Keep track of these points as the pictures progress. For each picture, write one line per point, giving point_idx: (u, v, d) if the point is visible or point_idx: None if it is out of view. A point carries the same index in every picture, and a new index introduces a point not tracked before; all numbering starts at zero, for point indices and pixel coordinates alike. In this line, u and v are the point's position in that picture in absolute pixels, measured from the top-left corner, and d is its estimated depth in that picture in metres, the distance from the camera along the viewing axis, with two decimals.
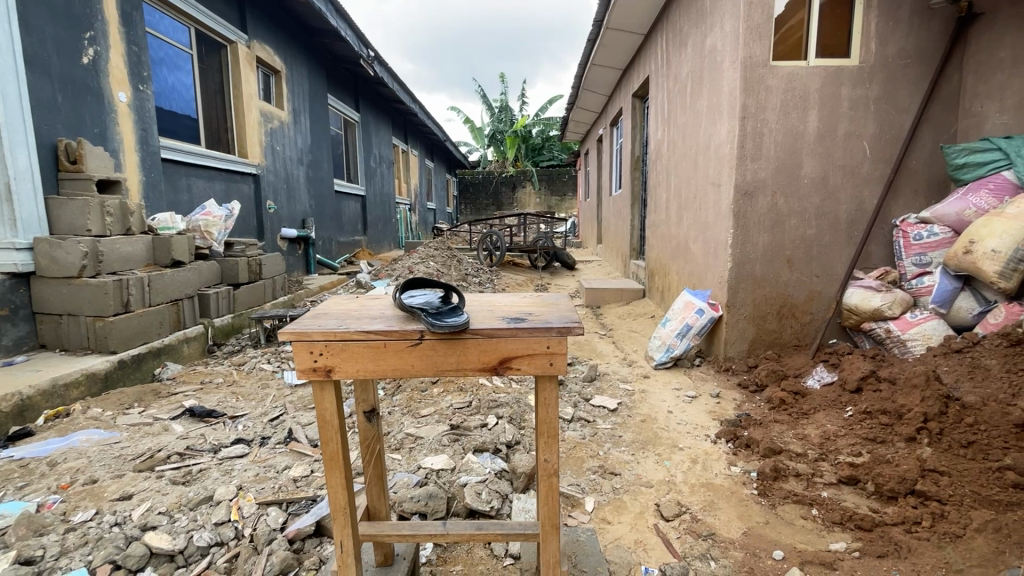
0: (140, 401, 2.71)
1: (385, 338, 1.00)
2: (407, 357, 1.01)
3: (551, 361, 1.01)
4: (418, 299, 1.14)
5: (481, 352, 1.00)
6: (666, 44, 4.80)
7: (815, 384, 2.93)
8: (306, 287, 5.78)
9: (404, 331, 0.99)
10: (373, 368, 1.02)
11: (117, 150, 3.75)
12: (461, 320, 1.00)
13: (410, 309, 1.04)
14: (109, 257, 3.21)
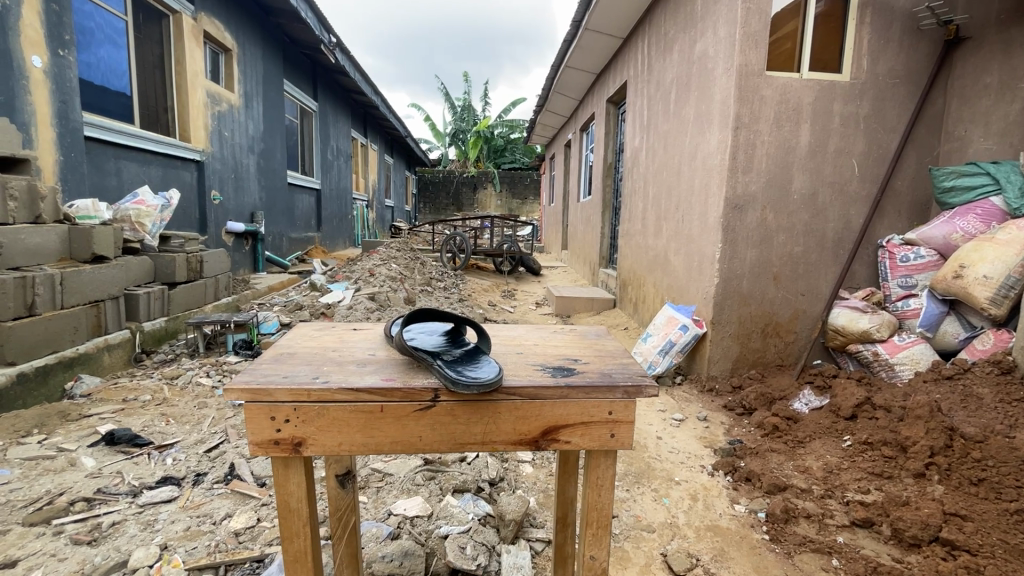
0: (42, 425, 2.24)
1: (382, 400, 0.86)
2: (412, 426, 0.88)
3: (613, 432, 0.93)
4: (424, 339, 1.01)
5: (519, 419, 0.89)
6: (648, 49, 4.67)
7: (803, 408, 2.81)
8: (253, 287, 5.24)
9: (415, 392, 0.86)
10: (361, 440, 0.88)
11: (29, 122, 3.19)
12: (488, 373, 0.88)
13: (420, 356, 0.88)
14: (11, 250, 2.70)
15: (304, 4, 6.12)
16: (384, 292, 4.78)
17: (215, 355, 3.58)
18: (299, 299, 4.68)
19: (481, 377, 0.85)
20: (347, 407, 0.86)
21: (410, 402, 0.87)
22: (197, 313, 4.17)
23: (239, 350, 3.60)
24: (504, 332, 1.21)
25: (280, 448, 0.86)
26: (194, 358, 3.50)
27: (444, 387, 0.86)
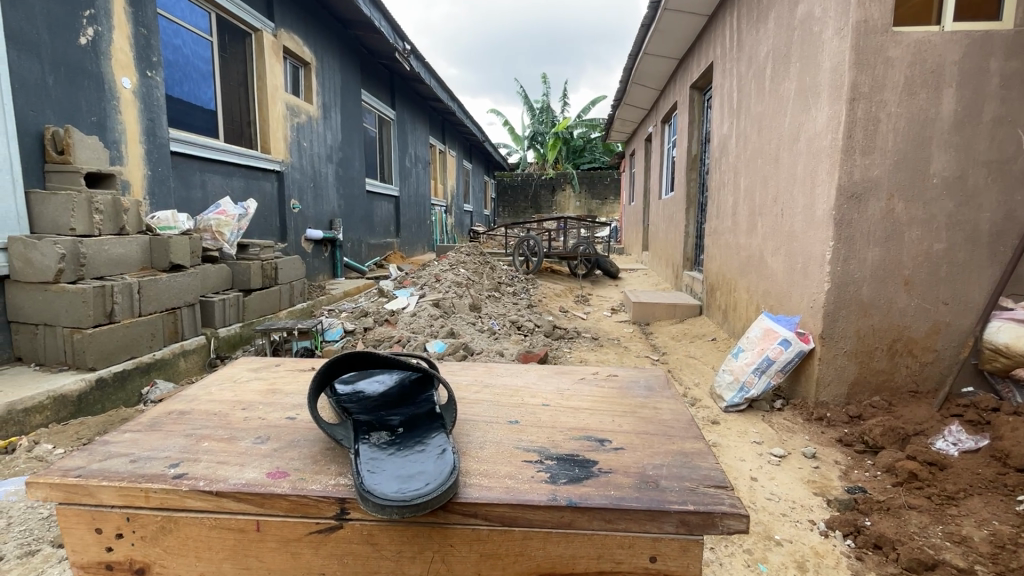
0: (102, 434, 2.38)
1: (258, 522, 0.82)
2: (297, 554, 0.83)
3: None
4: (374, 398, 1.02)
5: (491, 566, 0.81)
6: (738, 22, 4.11)
7: (952, 450, 2.19)
8: (328, 293, 5.37)
9: (323, 504, 0.80)
10: (226, 566, 0.85)
11: (118, 140, 3.39)
12: (423, 466, 0.80)
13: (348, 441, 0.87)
14: (94, 260, 2.83)
15: (378, 13, 6.19)
16: (451, 298, 4.64)
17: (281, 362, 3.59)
18: (365, 305, 4.67)
19: (410, 474, 0.78)
20: (205, 522, 0.83)
21: (300, 522, 0.82)
22: (271, 319, 4.28)
23: None
24: (588, 418, 1.08)
25: (106, 543, 0.86)
26: None
27: (353, 500, 0.79)
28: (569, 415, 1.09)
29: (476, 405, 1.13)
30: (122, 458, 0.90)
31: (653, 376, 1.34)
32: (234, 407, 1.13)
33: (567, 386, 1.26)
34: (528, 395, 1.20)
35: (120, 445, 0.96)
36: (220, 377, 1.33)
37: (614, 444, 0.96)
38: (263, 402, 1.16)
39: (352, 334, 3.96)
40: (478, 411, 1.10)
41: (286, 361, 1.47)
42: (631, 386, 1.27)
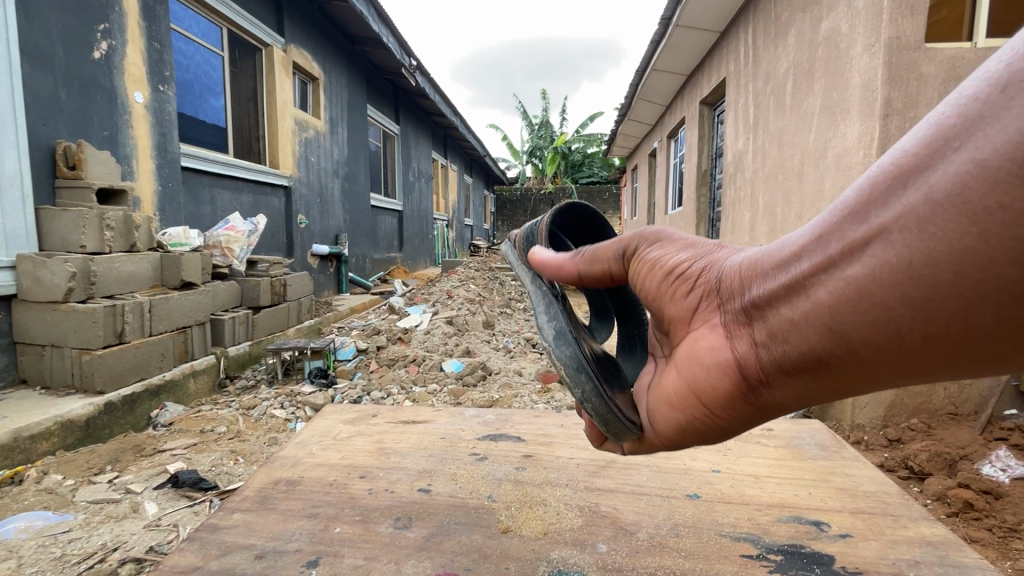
0: (113, 464, 2.25)
1: None
2: None
3: None
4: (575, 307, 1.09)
5: None
6: (753, 40, 4.12)
7: (1002, 476, 2.10)
8: (336, 309, 5.27)
9: None
10: None
11: (130, 155, 3.32)
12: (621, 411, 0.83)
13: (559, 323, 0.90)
14: (104, 279, 2.73)
15: (387, 29, 6.21)
16: (463, 316, 4.57)
17: (293, 383, 3.47)
18: (377, 323, 4.58)
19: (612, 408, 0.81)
20: None
21: None
22: (280, 337, 4.17)
23: (313, 379, 3.38)
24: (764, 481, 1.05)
25: None
26: (271, 387, 3.40)
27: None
28: (756, 487, 0.95)
29: (639, 474, 0.99)
30: (244, 555, 0.75)
31: (816, 430, 1.20)
32: (351, 473, 0.99)
33: (725, 445, 1.13)
34: (686, 456, 1.07)
35: (232, 534, 0.80)
36: (317, 433, 1.18)
37: (833, 529, 0.82)
38: (383, 465, 1.01)
39: (365, 353, 3.86)
40: (646, 480, 0.97)
41: (385, 411, 1.33)
42: (801, 443, 1.13)
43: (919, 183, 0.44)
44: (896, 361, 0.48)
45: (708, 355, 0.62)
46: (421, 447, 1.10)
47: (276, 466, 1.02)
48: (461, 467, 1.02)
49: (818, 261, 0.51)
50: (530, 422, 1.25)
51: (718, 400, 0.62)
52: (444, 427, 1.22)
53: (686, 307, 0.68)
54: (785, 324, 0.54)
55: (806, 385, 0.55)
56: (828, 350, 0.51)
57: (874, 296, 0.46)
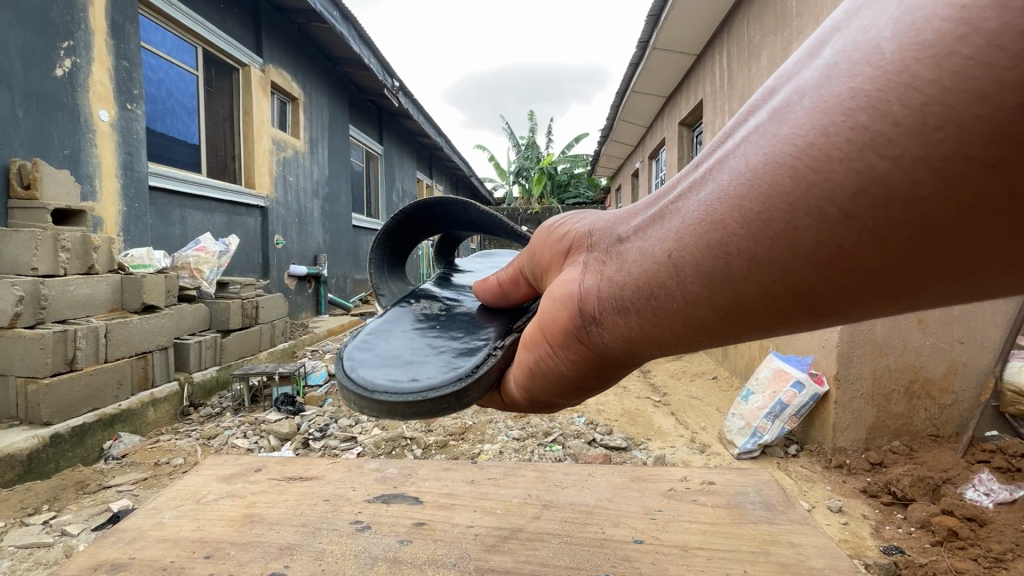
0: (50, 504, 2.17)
1: None
2: None
3: None
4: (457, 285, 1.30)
5: None
6: (728, 62, 4.17)
7: (986, 501, 2.06)
8: (311, 332, 5.13)
9: None
10: None
11: (92, 175, 3.21)
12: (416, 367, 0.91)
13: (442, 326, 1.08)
14: (57, 302, 2.60)
15: (370, 51, 6.24)
16: None
17: (259, 410, 3.32)
18: None
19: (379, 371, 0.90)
20: None
21: None
22: (250, 361, 4.02)
23: (281, 407, 3.23)
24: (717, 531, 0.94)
25: None
26: (237, 415, 3.26)
27: None
28: (682, 564, 0.84)
29: (545, 548, 0.88)
30: None
31: (764, 485, 1.09)
32: (194, 554, 0.87)
33: (657, 505, 1.02)
34: (607, 521, 0.97)
35: None
36: (180, 496, 1.08)
37: None
38: (241, 539, 0.91)
39: (337, 377, 3.74)
40: (552, 556, 0.86)
41: (267, 465, 1.22)
42: (744, 501, 1.03)
43: (767, 111, 0.55)
44: (705, 292, 0.57)
45: (564, 289, 0.76)
46: (294, 514, 0.99)
47: (106, 545, 0.90)
48: (335, 540, 0.90)
49: (680, 192, 0.64)
50: (435, 479, 1.13)
51: (558, 332, 0.75)
52: (332, 485, 1.11)
53: (565, 252, 0.83)
54: (636, 254, 0.66)
55: (631, 320, 0.67)
56: (661, 277, 0.62)
57: (702, 223, 0.57)
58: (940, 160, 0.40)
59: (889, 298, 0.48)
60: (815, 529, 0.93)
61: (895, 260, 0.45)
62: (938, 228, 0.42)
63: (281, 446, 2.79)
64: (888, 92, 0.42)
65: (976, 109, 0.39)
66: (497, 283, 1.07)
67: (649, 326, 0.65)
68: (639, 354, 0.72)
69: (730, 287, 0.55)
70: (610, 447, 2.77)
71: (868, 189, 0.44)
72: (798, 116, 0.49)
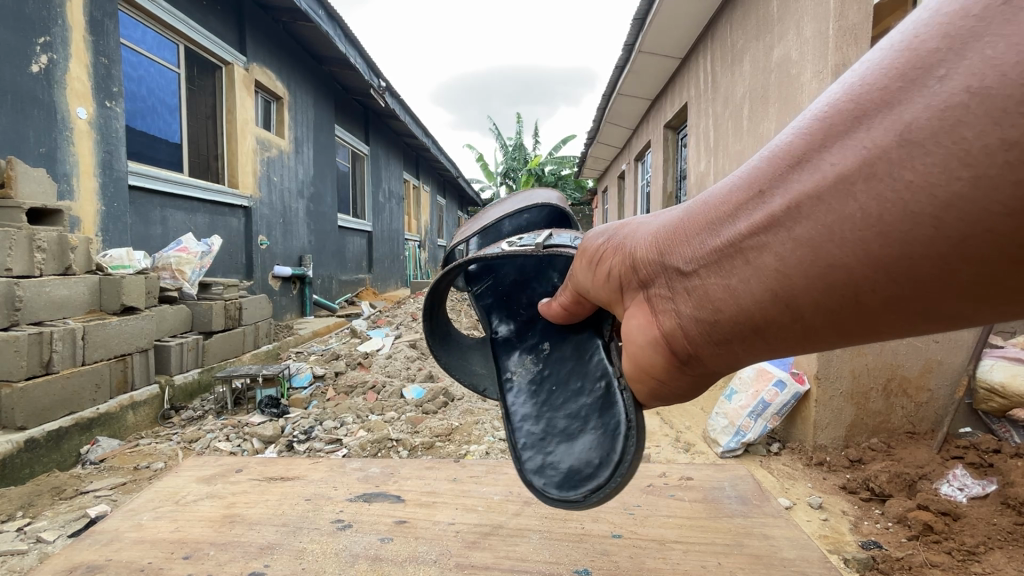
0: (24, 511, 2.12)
1: None
2: None
3: None
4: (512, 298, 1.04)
5: None
6: (711, 66, 4.24)
7: (959, 496, 2.11)
8: (295, 333, 5.08)
9: None
10: None
11: (69, 173, 3.14)
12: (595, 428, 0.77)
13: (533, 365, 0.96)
14: (34, 304, 2.55)
15: (356, 51, 6.22)
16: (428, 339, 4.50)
17: (243, 412, 3.28)
18: (336, 348, 4.47)
19: (569, 472, 0.76)
20: None
21: None
22: (233, 363, 3.96)
23: (265, 409, 3.19)
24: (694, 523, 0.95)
25: None
26: (219, 417, 3.21)
27: None
28: (657, 557, 0.85)
29: (524, 544, 0.89)
30: None
31: (740, 480, 1.11)
32: (173, 554, 0.86)
33: (634, 501, 1.04)
34: (587, 517, 0.98)
35: None
36: (159, 497, 1.06)
37: None
38: (220, 541, 0.90)
39: (322, 378, 3.71)
40: (531, 552, 0.86)
41: (249, 466, 1.21)
42: (720, 496, 1.05)
43: (863, 141, 0.41)
44: (835, 328, 0.46)
45: (641, 335, 0.62)
46: (275, 514, 0.98)
47: (82, 547, 0.89)
48: (316, 539, 0.90)
49: (755, 223, 0.49)
50: (417, 477, 1.13)
51: (657, 375, 0.63)
52: (314, 484, 1.10)
53: (612, 287, 0.67)
54: (722, 293, 0.52)
55: (737, 353, 0.55)
56: (770, 318, 0.49)
57: (820, 265, 0.44)
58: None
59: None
60: (787, 521, 0.95)
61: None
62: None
63: (264, 448, 2.77)
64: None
65: None
66: (565, 309, 0.82)
67: (751, 356, 0.55)
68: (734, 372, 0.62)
69: (869, 324, 0.44)
70: None
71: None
72: (931, 159, 0.37)
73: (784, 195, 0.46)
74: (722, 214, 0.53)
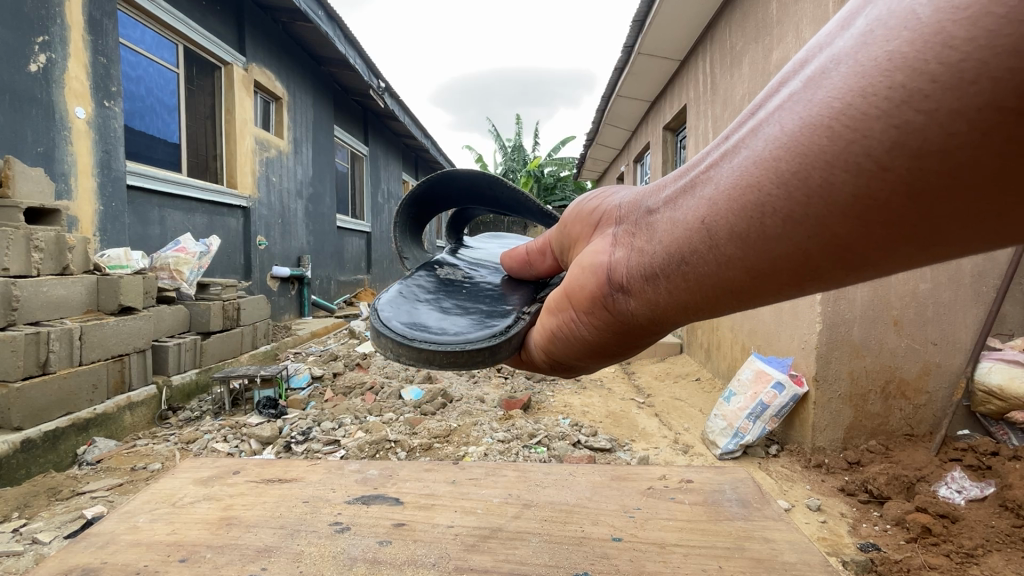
0: (20, 512, 2.11)
1: None
2: None
3: None
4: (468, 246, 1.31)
5: None
6: (711, 67, 4.24)
7: (958, 498, 2.11)
8: (294, 333, 5.07)
9: None
10: None
11: (66, 172, 3.12)
12: (456, 328, 0.96)
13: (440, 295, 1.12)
14: (30, 304, 2.54)
15: (355, 52, 6.20)
16: None
17: (240, 413, 3.27)
18: (335, 349, 4.47)
19: (412, 328, 0.95)
20: None
21: None
22: (231, 364, 3.95)
23: (263, 410, 3.18)
24: (694, 526, 0.95)
25: None
26: (217, 418, 3.20)
27: None
28: (657, 561, 0.85)
29: (524, 547, 0.88)
30: None
31: (741, 483, 1.11)
32: (169, 557, 0.85)
33: (634, 503, 1.03)
34: (586, 520, 0.98)
35: None
36: (155, 499, 1.05)
37: None
38: (218, 543, 0.89)
39: (321, 380, 3.70)
40: (530, 555, 0.86)
41: (247, 467, 1.20)
42: (721, 499, 1.04)
43: (799, 80, 0.56)
44: (740, 253, 0.61)
45: (592, 262, 0.81)
46: (271, 517, 0.98)
47: (77, 550, 0.88)
48: (313, 542, 0.89)
49: (711, 161, 0.66)
50: (416, 479, 1.13)
51: (585, 301, 0.81)
52: (312, 486, 1.10)
53: (589, 225, 0.89)
54: (669, 221, 0.69)
55: (661, 287, 0.71)
56: (695, 245, 0.65)
57: (744, 184, 0.59)
58: (976, 111, 0.42)
59: (909, 244, 0.51)
60: (789, 525, 0.95)
61: (922, 210, 0.48)
62: (975, 180, 0.45)
63: (262, 450, 2.76)
64: (924, 50, 0.44)
65: (1010, 62, 0.40)
66: (525, 256, 1.14)
67: (678, 292, 0.70)
68: (658, 325, 0.78)
69: (767, 243, 0.58)
70: (595, 448, 2.78)
71: (903, 143, 0.46)
72: (836, 81, 0.51)
73: (740, 134, 0.63)
74: (694, 162, 0.71)
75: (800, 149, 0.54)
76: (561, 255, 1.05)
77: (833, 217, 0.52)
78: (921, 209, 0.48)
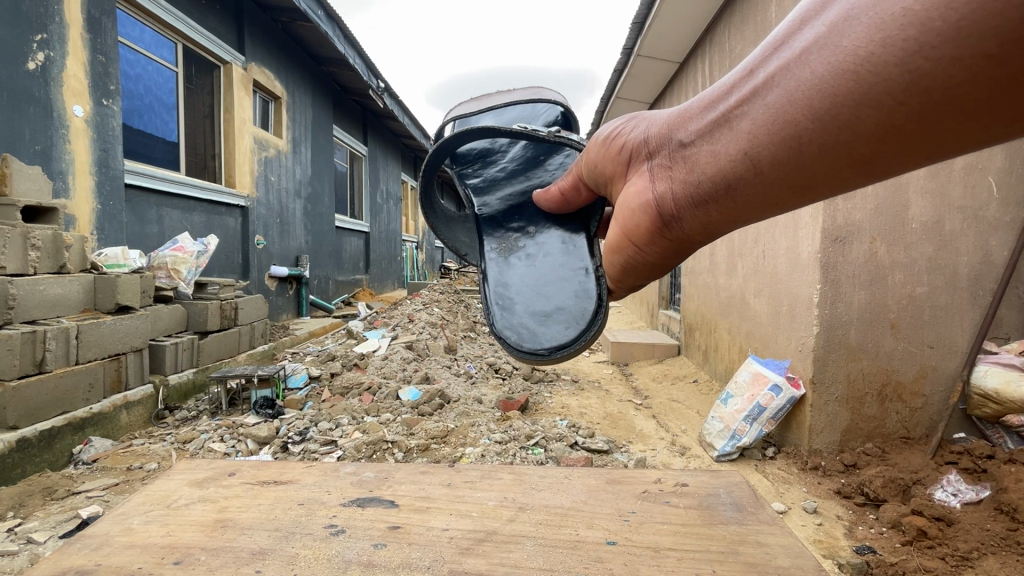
0: (15, 512, 2.10)
1: None
2: None
3: None
4: (493, 187, 1.28)
5: None
6: (710, 70, 4.25)
7: (954, 502, 2.12)
8: (292, 334, 5.07)
9: None
10: None
11: (64, 171, 3.12)
12: (564, 302, 1.00)
13: (524, 251, 1.14)
14: (27, 303, 2.53)
15: (354, 51, 6.19)
16: (424, 341, 4.50)
17: (237, 414, 3.26)
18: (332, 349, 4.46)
19: (536, 329, 0.97)
20: None
21: None
22: (228, 364, 3.94)
23: (260, 410, 3.18)
24: (689, 530, 0.95)
25: None
26: (214, 418, 3.20)
27: None
28: (652, 564, 0.85)
29: (519, 550, 0.88)
30: None
31: (736, 486, 1.11)
32: (163, 559, 0.85)
33: (629, 507, 1.03)
34: (581, 523, 0.98)
35: None
36: (151, 500, 1.05)
37: None
38: (213, 545, 0.89)
39: (318, 380, 3.70)
40: (525, 558, 0.86)
41: (244, 468, 1.20)
42: (715, 503, 1.05)
43: (820, 23, 0.57)
44: (785, 177, 0.65)
45: (636, 199, 0.84)
46: (267, 519, 0.98)
47: (71, 552, 0.87)
48: (308, 545, 0.89)
49: (740, 97, 0.68)
50: (412, 481, 1.13)
51: (642, 235, 0.85)
52: (307, 489, 1.10)
53: (622, 158, 0.90)
54: (709, 155, 0.72)
55: (710, 212, 0.75)
56: (740, 175, 0.69)
57: (779, 122, 0.62)
58: (971, 59, 0.46)
59: (925, 159, 0.55)
60: (782, 528, 0.95)
61: (937, 132, 0.52)
62: (981, 109, 0.48)
63: (258, 450, 2.75)
64: (932, 11, 0.47)
65: (992, 23, 0.43)
66: (561, 194, 1.09)
67: (731, 213, 0.74)
68: (707, 240, 0.83)
69: (803, 167, 0.62)
70: (592, 450, 2.79)
71: (919, 83, 0.49)
72: (857, 33, 0.53)
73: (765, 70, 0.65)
74: (720, 92, 0.72)
75: (827, 92, 0.56)
76: (596, 187, 1.02)
77: (867, 144, 0.56)
78: (946, 135, 0.52)
